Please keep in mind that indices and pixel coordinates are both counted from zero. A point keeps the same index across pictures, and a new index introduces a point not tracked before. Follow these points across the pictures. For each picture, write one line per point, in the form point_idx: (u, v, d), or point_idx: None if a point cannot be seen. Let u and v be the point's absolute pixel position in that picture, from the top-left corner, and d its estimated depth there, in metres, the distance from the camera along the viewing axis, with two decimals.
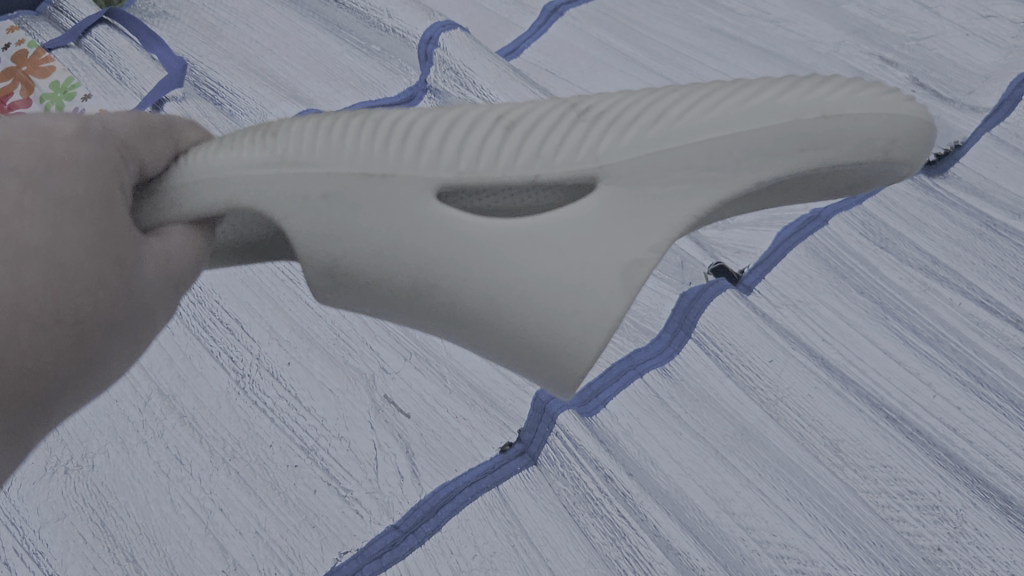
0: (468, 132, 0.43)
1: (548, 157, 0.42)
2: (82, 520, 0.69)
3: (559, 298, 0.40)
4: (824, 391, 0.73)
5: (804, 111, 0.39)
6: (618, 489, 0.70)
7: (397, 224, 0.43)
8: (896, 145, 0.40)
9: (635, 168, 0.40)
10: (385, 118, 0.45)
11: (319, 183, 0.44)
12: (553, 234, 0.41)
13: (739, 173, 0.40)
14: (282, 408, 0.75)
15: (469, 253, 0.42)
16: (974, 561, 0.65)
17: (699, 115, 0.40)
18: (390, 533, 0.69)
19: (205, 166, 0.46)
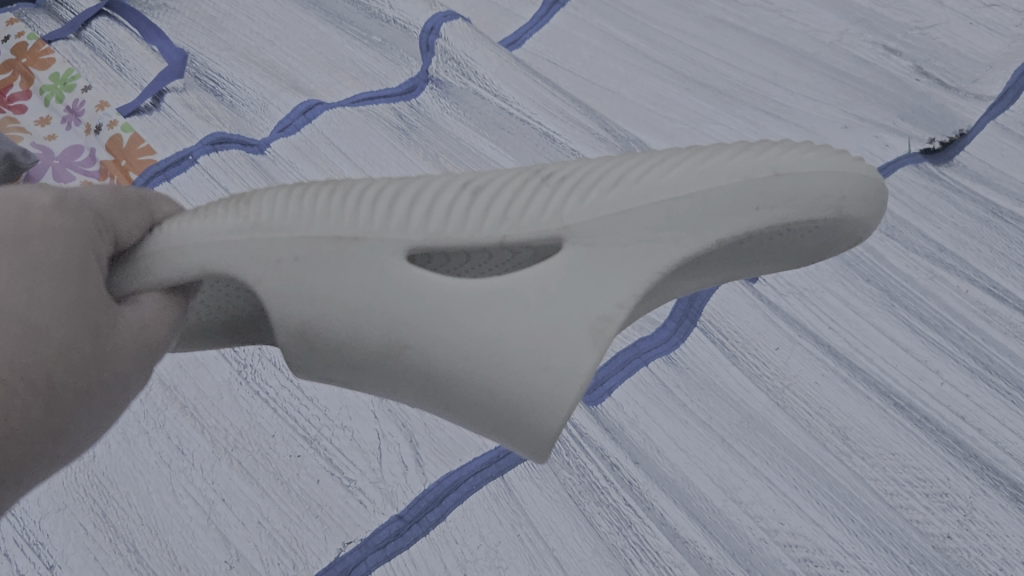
0: (433, 199, 0.44)
1: (513, 220, 0.42)
2: (83, 510, 0.68)
3: (527, 356, 0.40)
4: (831, 378, 0.73)
5: (758, 172, 0.41)
6: (624, 478, 0.69)
7: (364, 284, 0.43)
8: (850, 200, 0.41)
9: (596, 228, 0.41)
10: (352, 188, 0.46)
11: (287, 246, 0.44)
12: (519, 294, 0.41)
13: (701, 231, 0.41)
14: (284, 399, 0.75)
15: (435, 312, 0.42)
16: (985, 549, 0.65)
17: (659, 179, 0.42)
18: (395, 523, 0.68)
19: (170, 235, 0.46)
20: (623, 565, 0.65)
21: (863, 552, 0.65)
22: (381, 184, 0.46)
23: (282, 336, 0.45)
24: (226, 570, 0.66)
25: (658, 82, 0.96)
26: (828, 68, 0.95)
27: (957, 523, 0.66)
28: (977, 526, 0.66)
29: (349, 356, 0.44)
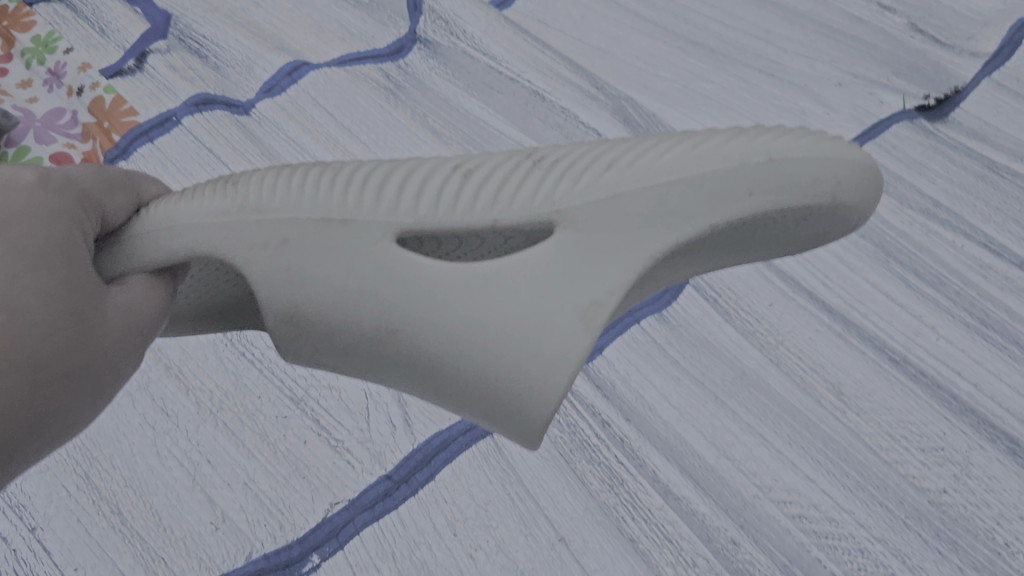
0: (423, 182, 0.42)
1: (503, 202, 0.40)
2: (65, 472, 0.67)
3: (513, 343, 0.38)
4: (826, 334, 0.72)
5: (756, 155, 0.37)
6: (615, 435, 0.68)
7: (348, 267, 0.41)
8: (844, 187, 0.37)
9: (586, 213, 0.38)
10: (343, 171, 0.44)
11: (271, 229, 0.42)
12: (506, 279, 0.39)
13: (694, 216, 0.37)
14: (271, 359, 0.74)
15: (421, 296, 0.40)
16: (981, 504, 0.64)
17: (655, 160, 0.38)
18: (383, 483, 0.67)
19: (162, 216, 0.45)
20: (615, 523, 0.65)
21: (857, 507, 0.64)
22: (373, 166, 0.44)
23: (269, 321, 0.43)
24: (212, 530, 0.65)
25: (649, 41, 0.95)
26: (822, 26, 0.93)
27: (953, 477, 0.65)
28: (973, 480, 0.65)
29: (339, 341, 0.42)
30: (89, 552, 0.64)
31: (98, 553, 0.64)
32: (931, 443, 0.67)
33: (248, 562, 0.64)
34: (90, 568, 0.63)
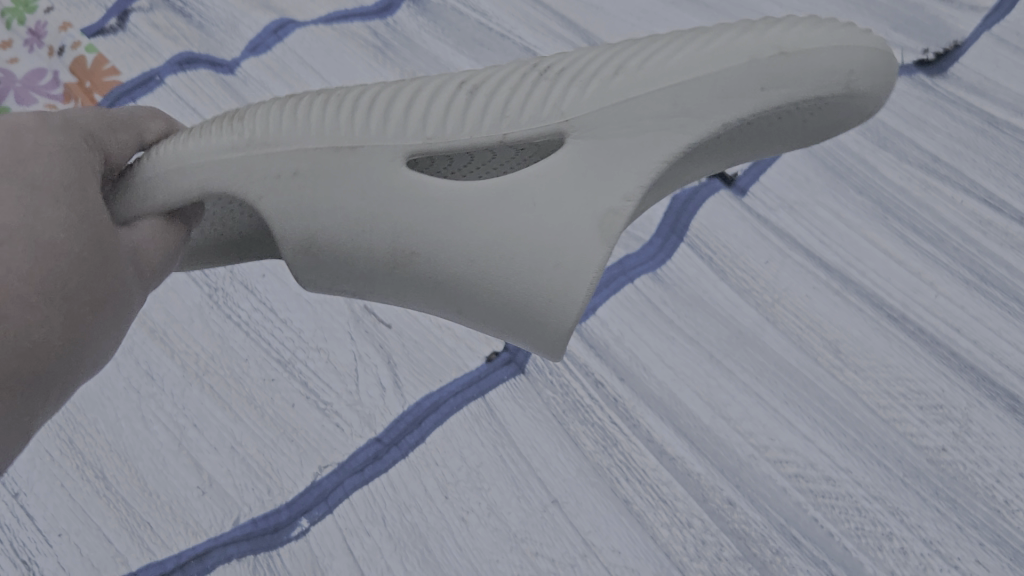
0: (431, 99, 0.42)
1: (512, 116, 0.40)
2: (48, 436, 0.66)
3: (537, 256, 0.39)
4: (823, 291, 0.71)
5: (760, 48, 0.38)
6: (609, 395, 0.68)
7: (363, 190, 0.42)
8: (858, 74, 0.37)
9: (596, 120, 0.39)
10: (347, 95, 0.44)
11: (283, 161, 0.43)
12: (520, 192, 0.40)
13: (705, 116, 0.38)
14: (258, 321, 0.72)
15: (438, 215, 0.41)
16: (981, 461, 0.63)
17: (661, 61, 0.39)
18: (373, 446, 0.66)
19: (173, 156, 0.45)
20: (609, 485, 0.64)
21: (855, 466, 0.63)
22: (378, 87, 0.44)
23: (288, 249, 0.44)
24: (199, 495, 0.64)
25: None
26: None
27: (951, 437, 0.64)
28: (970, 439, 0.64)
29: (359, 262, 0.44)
30: (73, 517, 0.62)
31: (81, 517, 0.62)
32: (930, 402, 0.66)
33: (236, 526, 0.63)
34: (75, 533, 0.62)
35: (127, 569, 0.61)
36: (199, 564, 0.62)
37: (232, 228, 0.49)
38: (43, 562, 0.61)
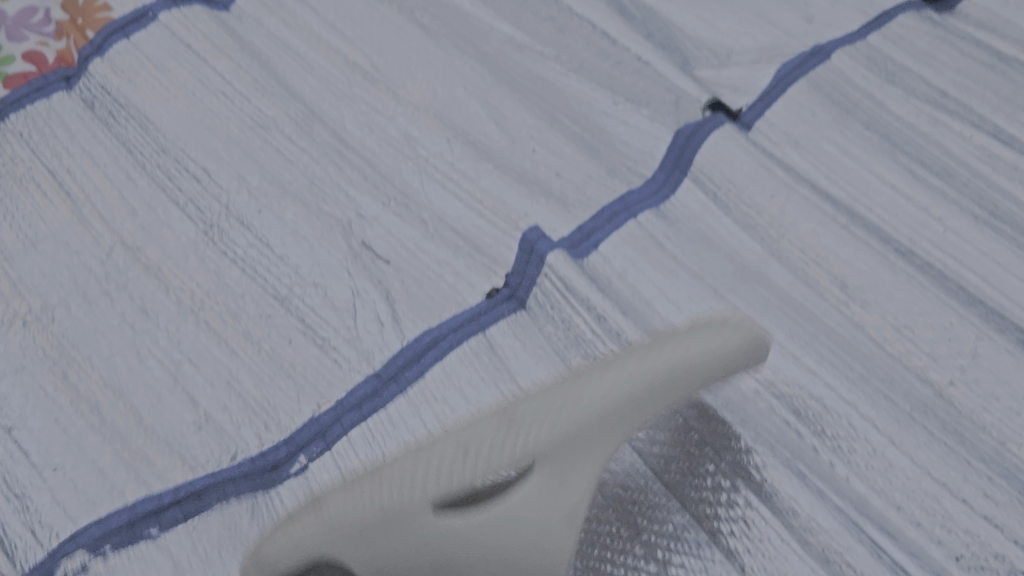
0: (438, 446, 0.46)
1: (499, 458, 0.44)
2: (43, 370, 0.66)
3: (542, 567, 0.48)
4: (830, 225, 0.72)
5: (673, 365, 0.47)
6: (611, 330, 0.67)
7: (383, 572, 0.47)
8: (740, 345, 0.50)
9: (558, 454, 0.46)
10: (339, 508, 0.45)
11: (308, 548, 0.45)
12: (507, 524, 0.47)
13: (624, 427, 0.47)
14: (253, 257, 0.73)
15: (443, 554, 0.47)
16: (991, 396, 0.62)
17: (596, 399, 0.45)
18: (371, 382, 0.66)
19: (258, 558, 0.47)
20: None
21: (857, 409, 0.62)
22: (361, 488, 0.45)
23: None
24: (196, 430, 0.63)
25: None
26: None
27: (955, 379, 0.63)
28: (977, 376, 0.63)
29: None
30: (68, 451, 0.62)
31: (76, 451, 0.62)
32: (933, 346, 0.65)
33: (235, 464, 0.62)
34: (69, 469, 0.61)
35: (123, 503, 0.60)
36: (197, 502, 0.60)
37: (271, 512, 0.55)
38: (36, 495, 0.60)
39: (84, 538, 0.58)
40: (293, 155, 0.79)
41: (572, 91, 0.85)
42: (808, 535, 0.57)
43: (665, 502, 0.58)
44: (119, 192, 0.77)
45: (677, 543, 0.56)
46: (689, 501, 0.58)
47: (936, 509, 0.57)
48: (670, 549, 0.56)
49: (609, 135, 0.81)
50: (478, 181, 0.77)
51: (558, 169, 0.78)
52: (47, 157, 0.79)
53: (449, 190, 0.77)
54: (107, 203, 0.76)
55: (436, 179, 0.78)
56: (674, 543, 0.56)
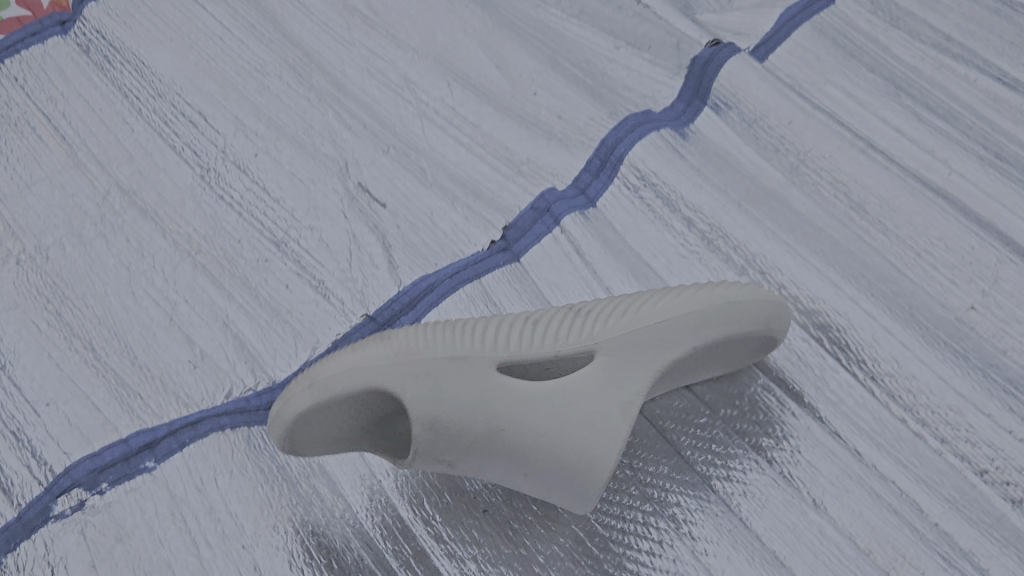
0: (518, 318, 0.63)
1: (565, 338, 0.61)
2: (36, 309, 0.71)
3: (595, 439, 0.58)
4: (847, 150, 0.79)
5: (713, 298, 0.62)
6: (595, 289, 0.72)
7: (477, 406, 0.58)
8: (773, 324, 0.63)
9: (620, 343, 0.60)
10: (451, 330, 0.62)
11: (423, 369, 0.59)
12: (576, 391, 0.59)
13: (682, 338, 0.61)
14: (250, 201, 0.77)
15: (523, 408, 0.58)
16: (1009, 324, 0.69)
17: (656, 304, 0.62)
18: (368, 325, 0.72)
19: (335, 366, 0.59)
20: None
21: (823, 338, 0.69)
22: (469, 326, 0.62)
23: (418, 431, 0.58)
24: (191, 369, 0.69)
25: None
26: None
27: (910, 314, 0.70)
28: (925, 305, 0.70)
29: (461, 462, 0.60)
30: (62, 388, 0.68)
31: (71, 389, 0.68)
32: (897, 288, 0.71)
33: (228, 400, 0.68)
34: (63, 404, 0.67)
35: (117, 437, 0.66)
36: (192, 430, 0.67)
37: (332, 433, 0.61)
38: (31, 432, 0.66)
39: (79, 472, 0.64)
40: (292, 103, 0.83)
41: (573, 36, 0.87)
42: (790, 471, 0.63)
43: (659, 447, 0.64)
44: (116, 135, 0.80)
45: (671, 485, 0.63)
46: (684, 448, 0.64)
47: (885, 426, 0.64)
48: (664, 487, 0.63)
49: (610, 78, 0.85)
50: (480, 125, 0.82)
51: (559, 112, 0.83)
52: (41, 101, 0.82)
53: (450, 135, 0.81)
54: (103, 146, 0.80)
55: (437, 125, 0.82)
56: (668, 483, 0.63)
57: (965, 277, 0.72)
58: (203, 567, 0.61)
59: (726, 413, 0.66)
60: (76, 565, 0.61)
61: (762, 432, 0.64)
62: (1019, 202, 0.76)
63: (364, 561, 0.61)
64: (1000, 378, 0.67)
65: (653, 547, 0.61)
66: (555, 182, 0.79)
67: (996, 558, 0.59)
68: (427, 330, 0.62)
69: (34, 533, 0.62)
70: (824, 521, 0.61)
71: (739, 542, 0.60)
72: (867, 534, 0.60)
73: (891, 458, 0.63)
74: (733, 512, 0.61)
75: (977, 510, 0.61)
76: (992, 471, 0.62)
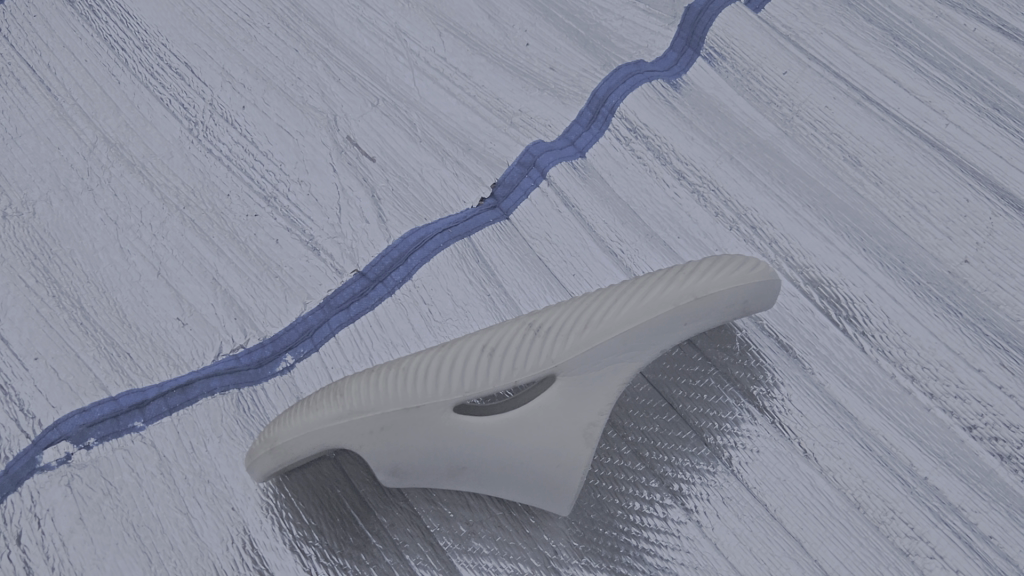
0: (474, 343, 0.58)
1: (522, 367, 0.56)
2: (24, 264, 0.71)
3: (559, 472, 0.57)
4: (843, 102, 0.78)
5: (683, 298, 0.57)
6: (586, 242, 0.71)
7: (438, 446, 0.57)
8: (750, 303, 0.59)
9: (580, 367, 0.56)
10: (408, 366, 0.59)
11: (374, 425, 0.57)
12: (537, 420, 0.57)
13: (648, 348, 0.57)
14: (238, 154, 0.77)
15: (483, 446, 0.57)
16: (1001, 277, 0.69)
17: (615, 316, 0.56)
18: (359, 282, 0.71)
19: (295, 442, 0.58)
20: None
21: (813, 294, 0.68)
22: (426, 358, 0.59)
23: (388, 471, 0.59)
24: (179, 326, 0.69)
25: None
26: None
27: (902, 269, 0.69)
28: (918, 259, 0.70)
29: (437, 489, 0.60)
30: (50, 342, 0.68)
31: (59, 344, 0.68)
32: (889, 241, 0.71)
33: (219, 361, 0.68)
34: (51, 358, 0.67)
35: (107, 395, 0.66)
36: (182, 395, 0.66)
37: (325, 483, 0.62)
38: (19, 384, 0.66)
39: (68, 427, 0.65)
40: (280, 53, 0.83)
41: None
42: (782, 420, 0.62)
43: (651, 401, 0.64)
44: (102, 88, 0.80)
45: (662, 441, 0.62)
46: (676, 400, 0.63)
47: (874, 380, 0.64)
48: (655, 444, 0.62)
49: (604, 30, 0.84)
50: (471, 76, 0.82)
51: (553, 65, 0.82)
52: (26, 53, 0.82)
53: (441, 86, 0.81)
54: (89, 98, 0.80)
55: (428, 75, 0.82)
56: (659, 440, 0.62)
57: (961, 231, 0.71)
58: (191, 524, 0.61)
59: (719, 360, 0.65)
60: (62, 517, 0.61)
61: (752, 379, 0.64)
62: (1016, 152, 0.76)
63: (351, 523, 0.60)
64: (991, 332, 0.66)
65: (643, 508, 0.60)
66: (544, 135, 0.78)
67: (983, 513, 0.59)
68: (392, 368, 0.59)
69: (20, 486, 0.62)
70: (815, 474, 0.60)
71: (729, 497, 0.60)
72: (859, 487, 0.60)
73: (881, 413, 0.63)
74: (724, 464, 0.61)
75: (965, 465, 0.61)
76: (981, 427, 0.62)
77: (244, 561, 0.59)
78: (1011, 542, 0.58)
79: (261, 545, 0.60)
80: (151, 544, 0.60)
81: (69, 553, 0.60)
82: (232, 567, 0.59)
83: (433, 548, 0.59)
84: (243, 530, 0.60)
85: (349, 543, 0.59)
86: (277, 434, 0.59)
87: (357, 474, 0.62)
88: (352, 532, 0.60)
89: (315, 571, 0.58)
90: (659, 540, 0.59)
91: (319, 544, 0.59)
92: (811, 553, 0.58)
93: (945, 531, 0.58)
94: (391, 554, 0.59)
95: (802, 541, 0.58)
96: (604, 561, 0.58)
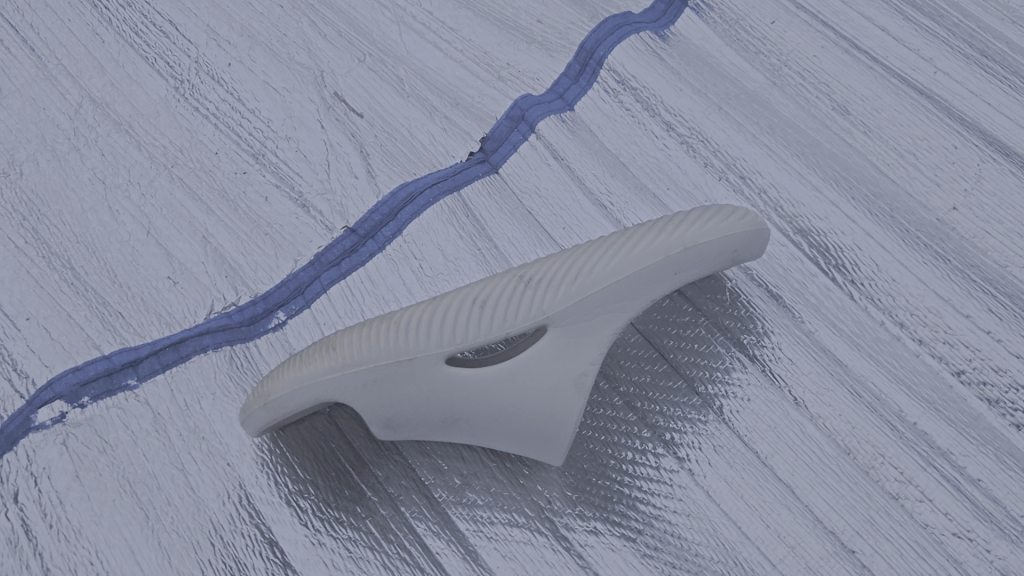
0: (465, 295, 0.58)
1: (514, 319, 0.56)
2: (13, 227, 0.72)
3: (551, 421, 0.58)
4: (832, 50, 0.78)
5: (672, 248, 0.57)
6: (576, 194, 0.71)
7: (431, 398, 0.58)
8: (738, 252, 0.60)
9: (572, 317, 0.57)
10: (399, 318, 0.59)
11: (367, 377, 0.57)
12: (528, 372, 0.57)
13: (638, 297, 0.57)
14: (225, 112, 0.77)
15: (476, 398, 0.57)
16: (988, 222, 0.69)
17: (604, 266, 0.57)
18: (350, 239, 0.71)
19: (290, 396, 0.58)
20: None
21: (802, 244, 0.68)
22: (416, 310, 0.59)
23: (381, 425, 0.59)
24: (170, 285, 0.69)
25: None
26: None
27: (891, 217, 0.70)
28: (907, 207, 0.70)
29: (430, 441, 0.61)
30: (41, 303, 0.68)
31: (51, 304, 0.68)
32: (878, 189, 0.71)
33: (211, 319, 0.68)
34: (43, 319, 0.68)
35: (100, 353, 0.66)
36: (175, 352, 0.66)
37: (318, 440, 0.62)
38: (12, 345, 0.67)
39: (62, 386, 0.65)
40: (265, 9, 0.82)
41: None
42: (772, 368, 0.63)
43: (644, 352, 0.64)
44: (86, 47, 0.80)
45: (654, 391, 0.62)
46: (667, 350, 0.64)
47: (864, 328, 0.65)
48: (647, 395, 0.62)
49: None
50: (457, 31, 0.81)
51: (540, 16, 0.82)
52: (8, 13, 0.81)
53: (428, 41, 0.81)
54: (74, 58, 0.79)
55: (414, 30, 0.81)
56: (651, 390, 0.62)
57: (949, 178, 0.71)
58: (187, 480, 0.61)
59: (710, 310, 0.65)
60: (59, 475, 0.62)
61: (742, 328, 0.64)
62: (1004, 100, 0.76)
63: (346, 476, 0.61)
64: (979, 278, 0.67)
65: (635, 457, 0.60)
66: (532, 88, 0.78)
67: (972, 457, 0.60)
68: (383, 321, 0.59)
69: (15, 445, 0.63)
70: (805, 421, 0.61)
71: (721, 445, 0.60)
72: (848, 433, 0.60)
73: (871, 360, 0.63)
74: (714, 413, 0.61)
75: (954, 410, 0.61)
76: (969, 371, 0.63)
77: (241, 515, 0.60)
78: (998, 484, 0.59)
79: (257, 500, 0.60)
80: (147, 500, 0.60)
81: (66, 511, 0.60)
82: (230, 521, 0.59)
83: (428, 500, 0.59)
84: (239, 485, 0.61)
85: (345, 497, 0.60)
86: (271, 387, 0.59)
87: (352, 429, 0.62)
88: (347, 485, 0.60)
89: (311, 524, 0.59)
90: (652, 488, 0.59)
91: (314, 498, 0.60)
92: (802, 498, 0.58)
93: (934, 475, 0.59)
94: (386, 506, 0.59)
95: (793, 487, 0.59)
96: (598, 510, 0.59)
